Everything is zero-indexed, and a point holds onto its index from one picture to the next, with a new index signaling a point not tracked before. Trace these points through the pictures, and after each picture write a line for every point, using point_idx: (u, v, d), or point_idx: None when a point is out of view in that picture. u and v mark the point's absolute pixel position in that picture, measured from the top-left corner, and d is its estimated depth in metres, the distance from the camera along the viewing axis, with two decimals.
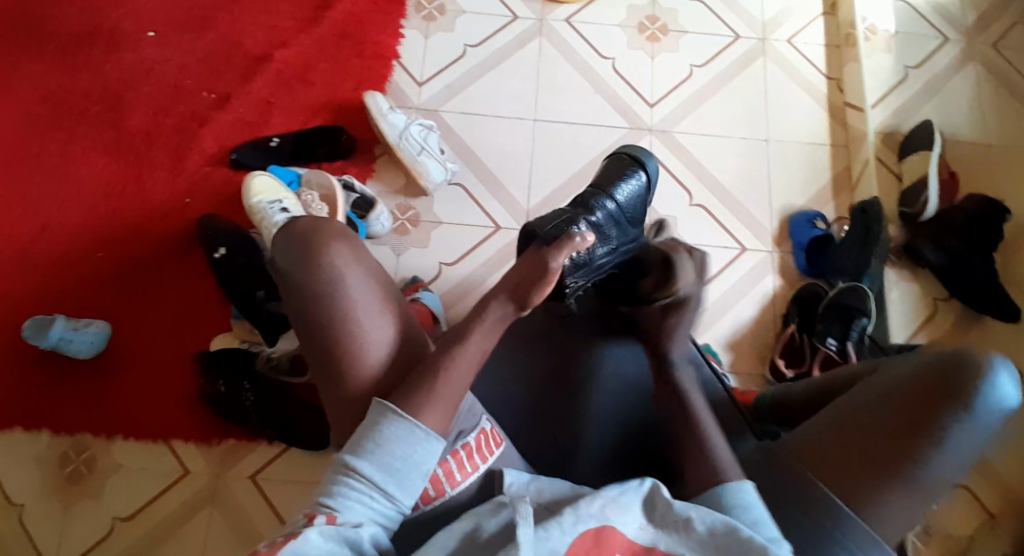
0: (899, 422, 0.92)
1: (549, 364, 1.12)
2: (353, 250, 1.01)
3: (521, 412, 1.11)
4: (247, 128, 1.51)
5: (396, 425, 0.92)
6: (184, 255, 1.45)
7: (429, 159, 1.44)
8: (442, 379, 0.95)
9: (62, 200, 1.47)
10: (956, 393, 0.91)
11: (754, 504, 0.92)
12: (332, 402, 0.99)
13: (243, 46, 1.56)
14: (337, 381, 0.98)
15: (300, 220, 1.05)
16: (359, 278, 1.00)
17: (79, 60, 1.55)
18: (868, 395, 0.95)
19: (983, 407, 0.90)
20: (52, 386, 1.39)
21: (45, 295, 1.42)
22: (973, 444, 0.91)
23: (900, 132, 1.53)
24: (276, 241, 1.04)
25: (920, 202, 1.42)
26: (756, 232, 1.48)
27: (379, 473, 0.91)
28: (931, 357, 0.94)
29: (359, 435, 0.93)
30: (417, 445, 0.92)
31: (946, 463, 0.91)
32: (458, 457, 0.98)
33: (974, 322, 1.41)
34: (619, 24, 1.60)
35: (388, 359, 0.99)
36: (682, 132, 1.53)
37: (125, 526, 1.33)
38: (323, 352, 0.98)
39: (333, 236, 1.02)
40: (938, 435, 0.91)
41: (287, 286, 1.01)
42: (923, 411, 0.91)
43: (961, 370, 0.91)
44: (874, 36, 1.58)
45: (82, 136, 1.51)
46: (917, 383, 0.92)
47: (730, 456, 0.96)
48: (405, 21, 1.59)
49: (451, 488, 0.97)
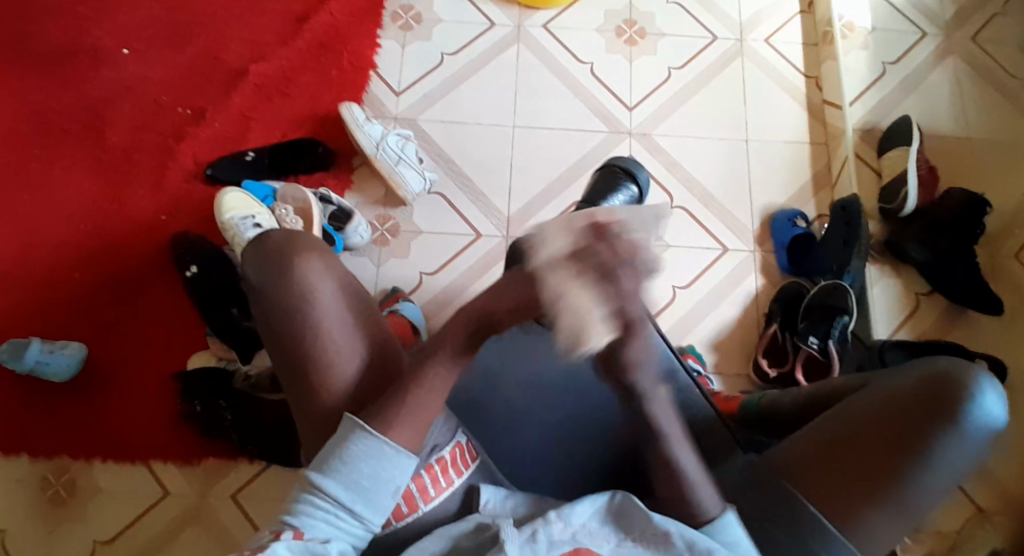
0: (888, 435, 0.92)
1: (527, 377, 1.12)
2: (326, 264, 1.02)
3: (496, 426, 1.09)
4: (223, 142, 1.49)
5: (362, 442, 0.91)
6: (161, 273, 1.43)
7: (407, 169, 1.43)
8: (415, 396, 0.94)
9: (36, 220, 1.45)
10: (947, 407, 0.91)
11: (740, 540, 0.91)
12: (303, 416, 0.98)
13: (218, 59, 1.54)
14: (307, 397, 0.97)
15: (272, 233, 1.04)
16: (331, 295, 1.00)
17: (51, 77, 1.52)
18: (857, 405, 0.95)
19: (973, 423, 0.91)
20: (29, 408, 1.37)
21: (20, 317, 1.39)
22: (963, 457, 0.91)
23: (879, 128, 1.52)
24: (246, 255, 1.03)
25: (900, 198, 1.42)
26: (738, 233, 1.48)
27: (345, 490, 0.89)
28: (922, 372, 0.94)
29: (327, 451, 0.91)
30: (386, 462, 0.91)
31: (936, 480, 0.91)
32: (433, 472, 0.97)
33: (957, 317, 1.41)
34: (598, 28, 1.58)
35: (362, 369, 0.99)
36: (662, 135, 1.52)
37: (108, 548, 1.31)
38: (299, 372, 0.98)
39: (306, 249, 1.02)
40: (928, 451, 0.91)
41: (259, 300, 1.01)
42: (913, 426, 0.91)
43: (953, 385, 0.92)
44: (851, 33, 1.57)
45: (55, 154, 1.48)
46: (907, 394, 0.93)
47: (711, 489, 0.92)
48: (381, 31, 1.57)
49: (425, 504, 0.96)
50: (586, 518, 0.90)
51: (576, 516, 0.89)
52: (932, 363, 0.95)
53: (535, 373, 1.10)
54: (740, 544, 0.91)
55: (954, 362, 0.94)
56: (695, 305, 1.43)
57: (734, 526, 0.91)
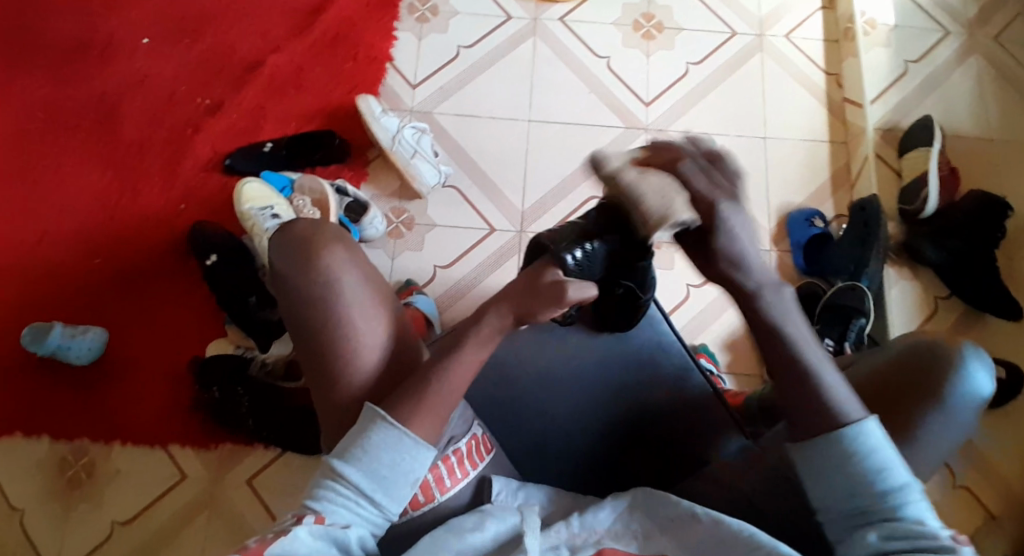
0: (867, 414, 0.89)
1: (538, 368, 1.08)
2: (352, 253, 1.03)
3: (501, 415, 1.07)
4: (241, 134, 1.51)
5: (385, 432, 0.90)
6: (180, 261, 1.46)
7: (423, 162, 1.44)
8: (433, 390, 0.92)
9: (58, 206, 1.48)
10: (924, 378, 0.88)
11: (879, 447, 0.80)
12: (322, 401, 0.98)
13: (234, 51, 1.55)
14: (330, 381, 0.98)
15: (298, 223, 1.05)
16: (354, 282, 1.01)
17: (75, 67, 1.55)
18: (845, 385, 0.92)
19: (955, 395, 0.87)
20: (50, 391, 1.40)
21: (42, 301, 1.43)
22: (949, 432, 0.88)
23: (900, 127, 1.50)
24: (273, 240, 1.04)
25: (919, 199, 1.41)
26: (754, 232, 1.47)
27: (367, 480, 0.88)
28: (896, 347, 0.92)
29: (349, 439, 0.90)
30: (405, 453, 0.90)
31: (921, 459, 0.88)
32: (450, 463, 0.97)
33: (974, 322, 1.39)
34: (614, 22, 1.57)
35: (382, 363, 0.99)
36: (679, 131, 1.51)
37: (124, 530, 1.35)
38: (323, 356, 0.98)
39: (330, 239, 1.03)
40: (911, 428, 0.87)
41: (282, 285, 1.01)
42: (891, 404, 0.89)
43: (928, 354, 0.89)
44: (873, 30, 1.54)
45: (78, 142, 1.51)
46: (892, 372, 0.90)
47: (848, 387, 0.83)
48: (398, 24, 1.56)
49: (441, 494, 0.96)
50: (608, 524, 0.89)
51: (598, 522, 0.89)
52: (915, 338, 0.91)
53: (547, 353, 1.09)
54: (878, 455, 0.80)
55: (931, 335, 0.90)
56: (710, 302, 1.44)
57: (876, 427, 0.80)
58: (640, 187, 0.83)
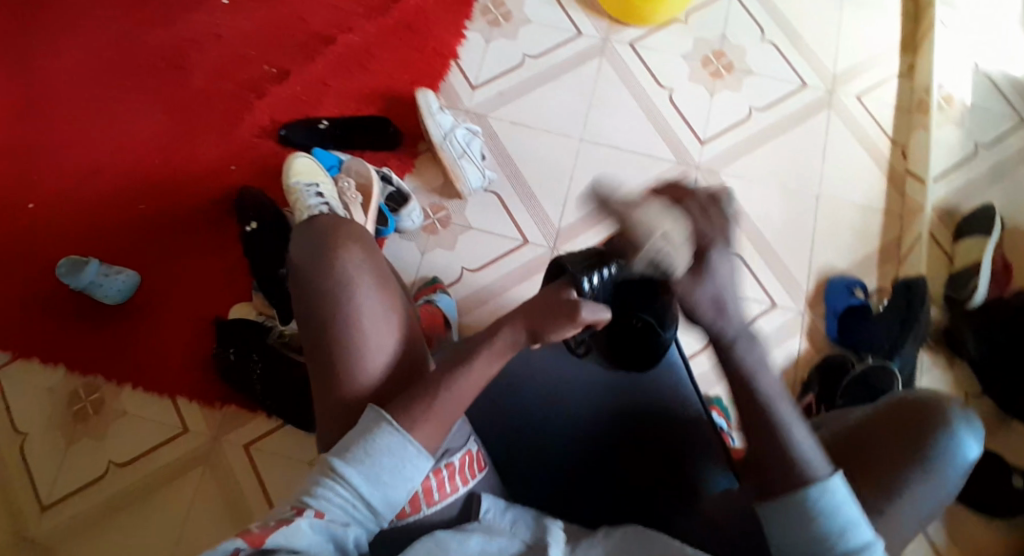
0: (864, 463, 0.91)
1: (546, 389, 1.10)
2: (370, 254, 1.05)
3: (504, 424, 1.09)
4: (300, 106, 1.53)
5: (388, 436, 0.92)
6: (220, 220, 1.49)
7: (469, 164, 1.43)
8: (440, 401, 0.94)
9: (114, 146, 1.51)
10: (914, 435, 0.90)
11: (846, 503, 0.84)
12: (324, 395, 1.00)
13: (308, 24, 1.57)
14: (334, 377, 0.99)
15: (322, 217, 1.08)
16: (367, 283, 1.02)
17: (154, 14, 1.58)
18: (840, 433, 0.94)
19: (944, 458, 0.89)
20: (75, 324, 1.44)
21: (83, 236, 1.46)
22: (940, 487, 0.90)
23: (959, 211, 1.45)
24: (295, 232, 1.06)
25: (967, 290, 1.35)
26: (791, 290, 1.43)
27: (366, 483, 0.91)
28: (885, 401, 0.94)
29: (351, 439, 0.93)
30: (407, 460, 0.92)
31: (904, 518, 0.89)
32: (440, 476, 0.98)
33: (1001, 423, 1.35)
34: (684, 55, 1.55)
35: (389, 368, 1.00)
36: (730, 174, 1.48)
37: (119, 471, 1.38)
38: (330, 351, 0.99)
39: (350, 237, 1.05)
40: (896, 485, 0.89)
41: (299, 278, 1.03)
42: (881, 458, 0.91)
43: (920, 411, 0.91)
44: (949, 106, 1.50)
45: (143, 87, 1.54)
46: (886, 422, 0.92)
47: (816, 444, 0.87)
48: (469, 22, 1.57)
49: (427, 506, 0.97)
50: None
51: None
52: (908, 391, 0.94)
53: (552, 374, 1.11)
54: (845, 511, 0.84)
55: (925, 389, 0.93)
56: None
57: (842, 485, 0.85)
58: (637, 215, 0.86)
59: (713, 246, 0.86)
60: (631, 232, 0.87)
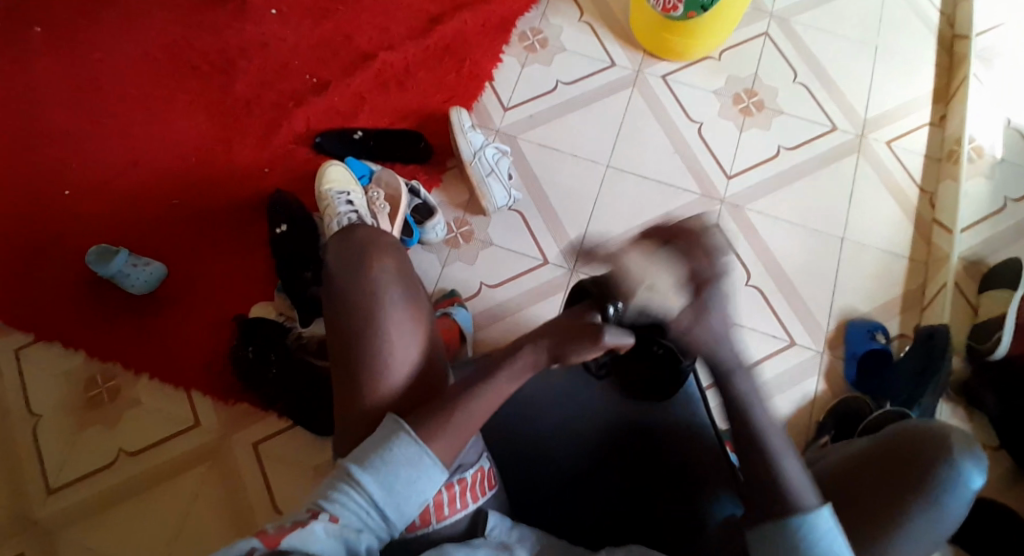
0: (874, 488, 0.96)
1: (555, 416, 1.11)
2: (401, 267, 1.08)
3: (511, 438, 1.10)
4: (337, 117, 1.56)
5: (406, 446, 0.94)
6: (250, 221, 1.52)
7: (496, 182, 1.45)
8: (459, 412, 0.96)
9: (157, 144, 1.56)
10: (914, 465, 0.95)
11: (831, 537, 0.90)
12: (346, 401, 1.01)
13: (352, 38, 1.61)
14: (357, 385, 1.01)
15: (359, 230, 1.11)
16: (396, 296, 1.05)
17: (207, 21, 1.64)
18: (850, 460, 1.00)
19: (946, 487, 0.93)
20: (99, 311, 1.46)
21: (118, 228, 1.50)
22: (945, 513, 0.93)
23: (986, 262, 1.43)
24: (331, 242, 1.09)
25: (992, 339, 1.34)
26: (809, 329, 1.42)
27: (380, 490, 0.92)
28: (892, 432, 0.99)
29: (369, 447, 0.94)
30: (423, 472, 0.93)
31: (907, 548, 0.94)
32: (452, 491, 0.99)
33: (1023, 481, 1.32)
34: (715, 91, 1.56)
35: (409, 382, 1.02)
36: (754, 211, 1.49)
37: (128, 461, 1.39)
38: (356, 358, 1.01)
39: (383, 251, 1.08)
40: (901, 515, 0.94)
41: (331, 287, 1.06)
42: (887, 484, 0.96)
43: (921, 442, 0.96)
44: (979, 158, 1.50)
45: (189, 90, 1.59)
46: (891, 449, 0.98)
47: (804, 475, 0.94)
48: (506, 47, 1.60)
49: (436, 520, 0.98)
50: None
51: None
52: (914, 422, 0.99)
53: (562, 394, 1.12)
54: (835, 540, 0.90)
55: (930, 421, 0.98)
56: None
57: (828, 518, 0.91)
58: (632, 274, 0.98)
59: (710, 281, 0.97)
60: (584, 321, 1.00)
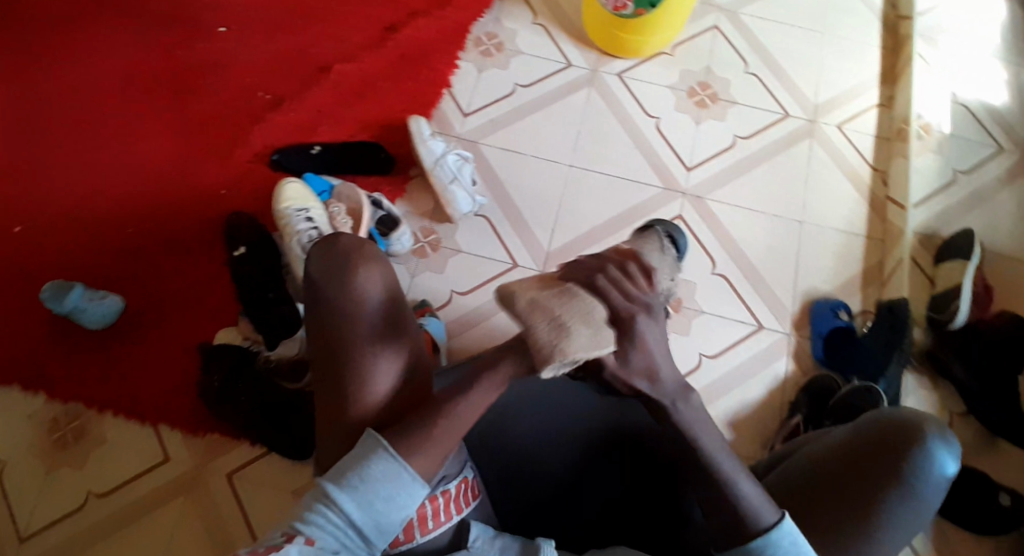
0: (853, 479, 0.96)
1: (541, 421, 1.11)
2: (386, 276, 1.05)
3: (500, 444, 1.10)
4: (294, 133, 1.54)
5: (382, 463, 0.92)
6: (208, 245, 1.48)
7: (460, 189, 1.45)
8: (444, 422, 0.94)
9: (105, 172, 1.50)
10: (893, 455, 0.96)
11: (789, 552, 0.90)
12: (329, 414, 1.00)
13: (305, 53, 1.59)
14: (341, 399, 0.99)
15: (343, 236, 1.07)
16: (380, 308, 1.02)
17: (151, 42, 1.59)
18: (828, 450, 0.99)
19: (924, 477, 0.95)
20: (57, 349, 1.41)
21: (69, 261, 1.45)
22: (920, 503, 0.95)
23: (940, 235, 1.48)
24: (314, 249, 1.05)
25: (950, 311, 1.37)
26: (777, 313, 1.45)
27: (358, 510, 0.90)
28: (868, 422, 0.99)
29: (346, 464, 0.93)
30: (401, 488, 0.92)
31: (887, 535, 0.94)
32: (437, 503, 0.98)
33: (989, 444, 1.36)
34: (670, 86, 1.59)
35: (392, 397, 1.00)
36: (716, 201, 1.51)
37: (98, 502, 1.34)
38: (340, 371, 0.99)
39: (368, 260, 1.05)
40: (882, 503, 0.94)
41: (316, 297, 1.03)
42: (867, 473, 0.96)
43: (900, 432, 0.96)
44: (927, 134, 1.56)
45: (136, 114, 1.54)
46: (868, 439, 0.98)
47: (760, 497, 0.92)
48: (462, 53, 1.60)
49: (421, 534, 0.97)
50: None
51: None
52: (888, 412, 1.00)
53: (547, 398, 1.12)
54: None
55: (904, 412, 0.98)
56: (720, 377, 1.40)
57: (784, 535, 0.90)
58: (549, 308, 0.85)
59: (638, 314, 0.89)
60: (536, 343, 0.85)
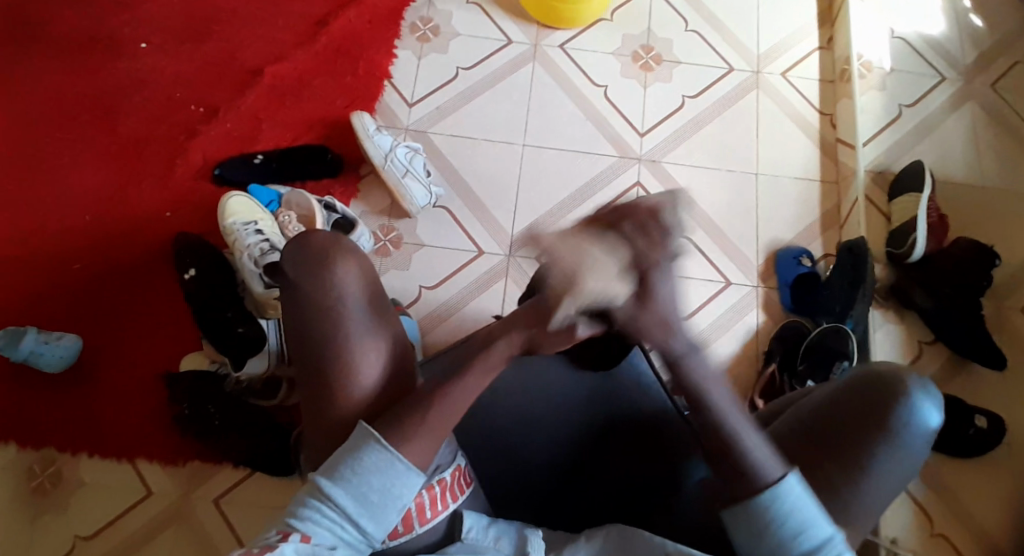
0: (847, 432, 0.94)
1: (528, 407, 1.06)
2: (364, 269, 0.97)
3: (490, 436, 1.05)
4: (235, 143, 1.48)
5: (375, 454, 0.87)
6: (161, 270, 1.43)
7: (414, 181, 1.41)
8: (431, 412, 0.89)
9: (41, 207, 1.44)
10: (885, 412, 0.93)
11: (800, 506, 0.85)
12: (315, 420, 0.94)
13: (234, 59, 1.53)
14: (326, 404, 0.93)
15: (316, 232, 0.99)
16: (360, 304, 0.95)
17: (69, 66, 1.51)
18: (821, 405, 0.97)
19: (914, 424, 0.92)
20: (20, 396, 1.36)
21: (16, 303, 1.38)
22: (912, 451, 0.93)
23: (891, 171, 1.51)
24: (286, 247, 0.98)
25: (908, 244, 1.40)
26: (742, 267, 1.46)
27: (354, 504, 0.86)
28: (858, 374, 0.97)
29: (337, 458, 0.88)
30: (397, 479, 0.87)
31: (882, 483, 0.93)
32: (433, 493, 0.92)
33: (960, 369, 1.39)
34: (614, 52, 1.57)
35: (376, 395, 0.94)
36: (672, 163, 1.51)
37: (86, 545, 1.30)
38: (321, 377, 0.93)
39: (344, 254, 0.97)
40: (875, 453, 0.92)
41: (291, 299, 0.96)
42: (859, 425, 0.94)
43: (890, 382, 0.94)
44: (868, 73, 1.56)
45: (66, 142, 1.47)
46: (860, 392, 0.95)
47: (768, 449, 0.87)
48: (399, 41, 1.56)
49: (419, 525, 0.92)
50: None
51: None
52: (878, 363, 0.97)
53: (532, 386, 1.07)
54: (805, 510, 0.86)
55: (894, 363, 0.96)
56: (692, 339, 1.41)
57: (795, 484, 0.86)
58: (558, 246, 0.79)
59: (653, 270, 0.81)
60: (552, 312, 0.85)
